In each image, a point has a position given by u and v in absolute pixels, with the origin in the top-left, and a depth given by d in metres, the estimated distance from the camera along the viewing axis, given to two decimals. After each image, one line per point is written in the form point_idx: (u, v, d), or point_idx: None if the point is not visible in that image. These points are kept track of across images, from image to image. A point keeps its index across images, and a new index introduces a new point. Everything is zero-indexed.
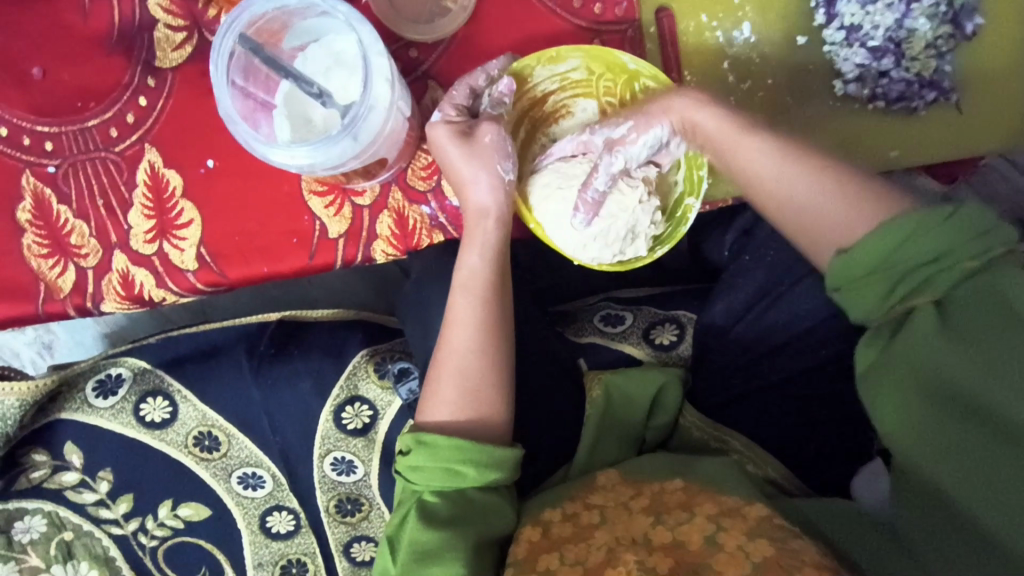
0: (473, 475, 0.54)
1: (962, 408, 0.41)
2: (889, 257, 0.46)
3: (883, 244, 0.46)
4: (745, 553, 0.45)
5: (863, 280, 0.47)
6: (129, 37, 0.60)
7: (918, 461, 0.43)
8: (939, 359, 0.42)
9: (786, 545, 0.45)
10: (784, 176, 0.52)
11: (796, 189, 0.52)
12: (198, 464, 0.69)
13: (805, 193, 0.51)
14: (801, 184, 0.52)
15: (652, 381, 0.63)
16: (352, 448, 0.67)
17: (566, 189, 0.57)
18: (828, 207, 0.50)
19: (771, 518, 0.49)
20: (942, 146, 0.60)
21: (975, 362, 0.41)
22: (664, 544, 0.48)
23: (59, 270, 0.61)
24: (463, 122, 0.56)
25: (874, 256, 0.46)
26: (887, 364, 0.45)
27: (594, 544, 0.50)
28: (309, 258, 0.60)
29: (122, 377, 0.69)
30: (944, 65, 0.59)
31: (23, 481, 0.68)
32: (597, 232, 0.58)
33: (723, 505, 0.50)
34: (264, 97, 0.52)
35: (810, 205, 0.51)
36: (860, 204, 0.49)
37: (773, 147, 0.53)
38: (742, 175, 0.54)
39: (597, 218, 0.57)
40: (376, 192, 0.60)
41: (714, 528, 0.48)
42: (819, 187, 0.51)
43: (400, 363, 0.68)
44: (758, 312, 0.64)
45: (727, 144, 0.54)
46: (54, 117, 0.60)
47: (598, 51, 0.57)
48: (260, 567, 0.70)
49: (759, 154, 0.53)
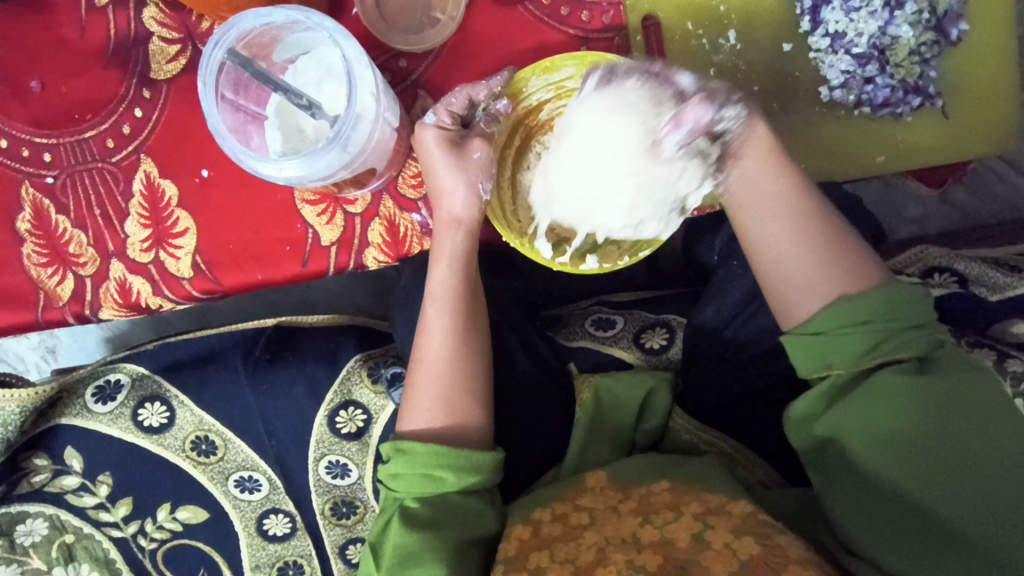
0: (451, 479, 0.55)
1: (936, 427, 0.46)
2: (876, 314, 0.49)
3: (865, 304, 0.49)
4: (732, 551, 0.47)
5: (849, 329, 0.49)
6: (124, 49, 0.61)
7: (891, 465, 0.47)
8: (921, 383, 0.47)
9: (770, 541, 0.47)
10: (778, 217, 0.54)
11: (779, 238, 0.53)
12: (195, 468, 0.70)
13: (790, 244, 0.53)
14: (789, 232, 0.53)
15: (639, 385, 0.63)
16: (346, 452, 0.68)
17: (637, 121, 0.51)
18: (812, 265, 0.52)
19: (755, 514, 0.49)
20: (925, 152, 0.61)
21: (946, 390, 0.47)
22: (653, 542, 0.49)
23: (58, 278, 0.62)
24: (456, 130, 0.56)
25: (858, 311, 0.49)
26: (870, 391, 0.48)
27: (584, 544, 0.51)
28: (302, 266, 0.62)
29: (121, 383, 0.71)
30: (929, 71, 0.60)
31: (26, 485, 0.70)
32: (645, 185, 0.52)
33: (709, 503, 0.51)
34: (255, 109, 0.53)
35: (788, 255, 0.53)
36: (834, 273, 0.52)
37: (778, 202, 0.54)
38: (741, 204, 0.55)
39: (657, 168, 0.52)
40: (368, 201, 0.61)
41: (701, 526, 0.49)
42: (802, 241, 0.53)
43: (392, 368, 0.69)
44: (747, 315, 0.65)
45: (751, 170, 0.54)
46: (53, 129, 0.61)
47: (593, 56, 0.57)
48: (257, 569, 0.71)
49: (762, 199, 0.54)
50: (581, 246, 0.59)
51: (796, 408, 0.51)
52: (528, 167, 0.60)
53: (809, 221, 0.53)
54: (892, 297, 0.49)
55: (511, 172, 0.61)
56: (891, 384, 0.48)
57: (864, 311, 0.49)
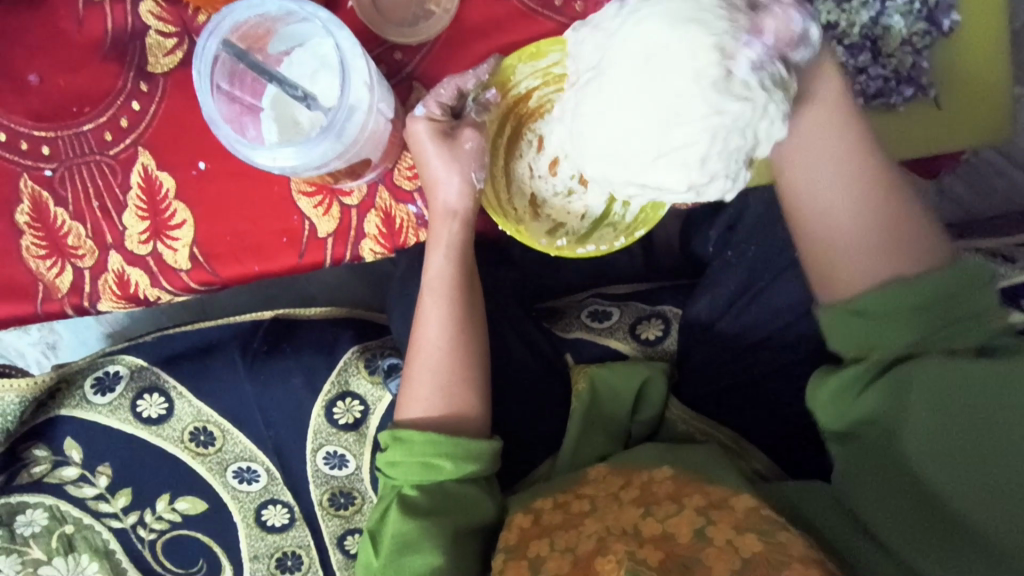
0: (449, 468, 0.56)
1: (975, 427, 0.46)
2: (926, 300, 0.49)
3: (920, 291, 0.49)
4: (734, 547, 0.47)
5: (896, 315, 0.49)
6: (122, 43, 0.61)
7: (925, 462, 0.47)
8: (968, 381, 0.46)
9: (773, 537, 0.47)
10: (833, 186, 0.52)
11: (840, 212, 0.53)
12: (194, 459, 0.70)
13: (844, 215, 0.52)
14: (843, 201, 0.52)
15: (636, 374, 0.64)
16: (343, 443, 0.69)
17: (703, 28, 0.42)
18: (873, 239, 0.52)
19: (758, 510, 0.50)
20: (918, 143, 0.61)
21: (994, 387, 0.46)
22: (654, 536, 0.49)
23: (57, 270, 0.63)
24: (446, 121, 0.57)
25: (909, 297, 0.49)
26: (915, 388, 0.48)
27: (584, 532, 0.52)
28: (299, 258, 0.62)
29: (120, 374, 0.71)
30: (921, 61, 0.59)
31: (25, 476, 0.70)
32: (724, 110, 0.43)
33: (710, 496, 0.52)
34: (251, 101, 0.53)
35: (837, 229, 0.52)
36: (893, 247, 0.52)
37: (841, 179, 0.52)
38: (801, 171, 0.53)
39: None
40: (364, 192, 0.61)
41: (704, 522, 0.49)
42: (860, 213, 0.52)
43: (389, 359, 0.70)
44: (742, 305, 0.65)
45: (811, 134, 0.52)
46: (51, 122, 0.62)
47: None
48: (256, 559, 0.72)
49: (823, 174, 0.52)
50: (580, 229, 0.63)
51: (828, 393, 0.51)
52: (521, 157, 0.62)
53: (866, 191, 0.52)
54: (944, 286, 0.49)
55: (504, 160, 0.62)
56: (932, 380, 0.47)
57: (913, 297, 0.49)
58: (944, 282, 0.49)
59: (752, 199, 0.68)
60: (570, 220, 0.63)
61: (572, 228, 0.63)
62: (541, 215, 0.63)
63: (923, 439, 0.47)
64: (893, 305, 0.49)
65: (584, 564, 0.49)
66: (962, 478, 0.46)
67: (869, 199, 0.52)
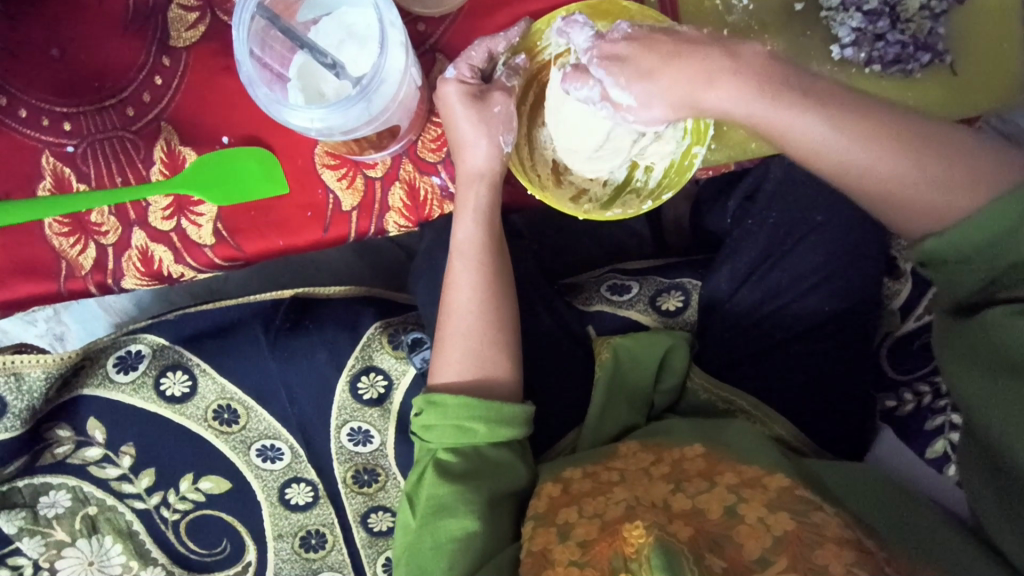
0: (483, 431, 0.56)
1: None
2: (977, 252, 0.46)
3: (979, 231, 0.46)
4: (766, 526, 0.46)
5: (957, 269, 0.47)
6: (143, 16, 0.61)
7: (988, 423, 0.47)
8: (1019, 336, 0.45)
9: (807, 518, 0.47)
10: (840, 156, 0.50)
11: (885, 167, 0.49)
12: (217, 438, 0.70)
13: (878, 168, 0.49)
14: (869, 159, 0.50)
15: (659, 344, 0.64)
16: (368, 418, 0.69)
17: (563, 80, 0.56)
18: (930, 187, 0.49)
19: (792, 490, 0.50)
20: (941, 106, 0.63)
21: None
22: (684, 511, 0.49)
23: (80, 247, 0.62)
24: (476, 84, 0.57)
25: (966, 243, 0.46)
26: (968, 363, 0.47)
27: (613, 499, 0.52)
28: (323, 232, 0.62)
29: (142, 353, 0.71)
30: (938, 27, 0.63)
31: (49, 456, 0.70)
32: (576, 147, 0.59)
33: (744, 476, 0.52)
34: (280, 70, 0.53)
35: (895, 180, 0.49)
36: (956, 184, 0.48)
37: (861, 137, 0.49)
38: (787, 147, 0.52)
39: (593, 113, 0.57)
40: (388, 165, 0.61)
41: (735, 499, 0.49)
42: (906, 161, 0.49)
43: (412, 334, 0.70)
44: (762, 273, 0.65)
45: (764, 120, 0.51)
46: (73, 98, 0.61)
47: (604, 4, 0.59)
48: (280, 538, 0.72)
49: (836, 143, 0.50)
50: (600, 194, 0.64)
51: (938, 343, 0.50)
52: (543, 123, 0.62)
53: (888, 139, 0.49)
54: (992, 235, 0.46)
55: (528, 128, 0.63)
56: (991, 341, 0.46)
57: (962, 252, 0.47)
58: (988, 228, 0.46)
59: (773, 164, 0.69)
60: (592, 187, 0.64)
61: (595, 195, 0.64)
62: (564, 182, 0.64)
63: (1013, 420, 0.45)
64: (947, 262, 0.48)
65: (611, 528, 0.48)
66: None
67: (892, 149, 0.49)
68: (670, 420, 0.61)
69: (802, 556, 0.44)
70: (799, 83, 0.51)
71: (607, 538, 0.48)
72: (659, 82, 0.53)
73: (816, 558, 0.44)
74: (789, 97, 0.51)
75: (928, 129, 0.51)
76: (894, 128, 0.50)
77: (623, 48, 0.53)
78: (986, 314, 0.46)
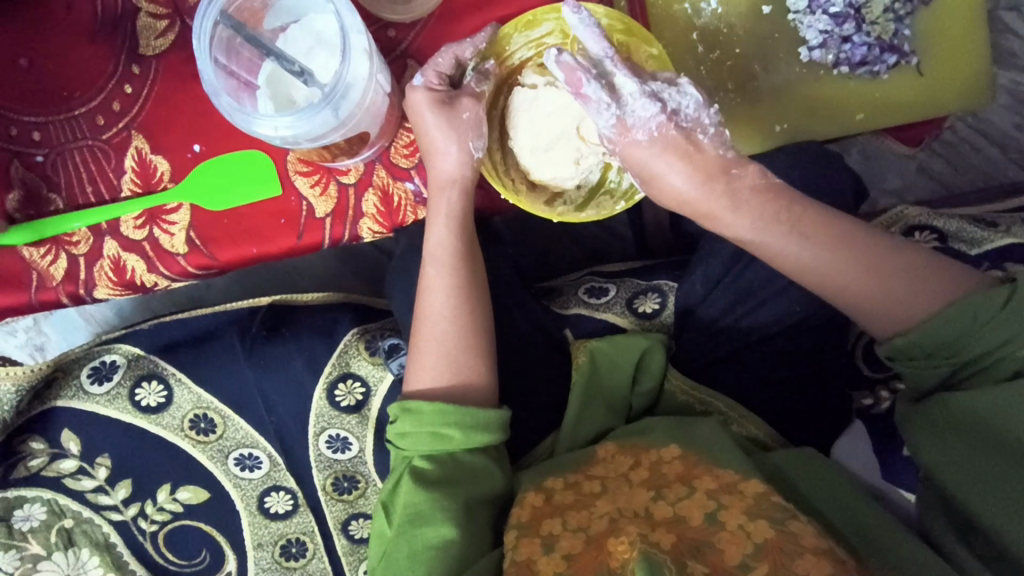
0: (459, 437, 0.56)
1: (987, 447, 0.47)
2: (940, 346, 0.49)
3: (939, 332, 0.48)
4: (747, 533, 0.46)
5: (921, 366, 0.49)
6: (112, 25, 0.61)
7: (949, 481, 0.49)
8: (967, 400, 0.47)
9: (785, 526, 0.47)
10: (824, 274, 0.53)
11: (863, 281, 0.52)
12: (194, 447, 0.70)
13: (855, 286, 0.52)
14: (844, 274, 0.52)
15: (634, 347, 0.64)
16: (346, 425, 0.69)
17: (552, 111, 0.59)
18: (905, 293, 0.51)
19: (768, 496, 0.50)
20: (906, 105, 0.66)
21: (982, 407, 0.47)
22: (666, 519, 0.49)
23: (51, 258, 0.62)
24: (444, 90, 0.57)
25: (928, 341, 0.49)
26: (923, 432, 0.50)
27: (596, 512, 0.52)
28: (297, 238, 0.62)
29: (116, 364, 0.71)
30: (902, 29, 0.65)
31: (22, 469, 0.70)
32: (551, 162, 0.61)
33: (721, 480, 0.51)
34: (249, 78, 0.54)
35: (873, 294, 0.52)
36: (930, 290, 0.50)
37: (835, 252, 0.53)
38: (780, 268, 0.55)
39: (566, 146, 0.60)
40: (360, 171, 0.61)
41: (715, 505, 0.49)
42: (879, 273, 0.52)
43: (390, 340, 0.70)
44: (737, 273, 0.66)
45: (764, 245, 0.54)
46: (41, 108, 0.61)
47: None
48: (260, 548, 0.71)
49: (818, 263, 0.53)
50: (574, 199, 0.64)
51: (905, 419, 0.51)
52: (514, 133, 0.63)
53: (860, 259, 0.52)
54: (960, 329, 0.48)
55: (499, 131, 0.63)
56: (947, 405, 0.48)
57: (929, 347, 0.49)
58: (957, 319, 0.48)
59: None
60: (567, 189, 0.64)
61: (570, 198, 0.64)
62: (539, 186, 0.64)
63: (992, 499, 0.46)
64: (913, 359, 0.50)
65: (597, 542, 0.49)
66: (977, 488, 0.47)
67: (865, 266, 0.52)
68: (647, 420, 0.62)
69: (782, 563, 0.44)
70: (789, 214, 0.54)
71: (592, 552, 0.48)
72: (667, 182, 0.55)
73: (796, 568, 0.44)
74: (776, 228, 0.54)
75: (903, 247, 0.53)
76: (867, 249, 0.53)
77: (648, 147, 0.54)
78: (946, 396, 0.48)
